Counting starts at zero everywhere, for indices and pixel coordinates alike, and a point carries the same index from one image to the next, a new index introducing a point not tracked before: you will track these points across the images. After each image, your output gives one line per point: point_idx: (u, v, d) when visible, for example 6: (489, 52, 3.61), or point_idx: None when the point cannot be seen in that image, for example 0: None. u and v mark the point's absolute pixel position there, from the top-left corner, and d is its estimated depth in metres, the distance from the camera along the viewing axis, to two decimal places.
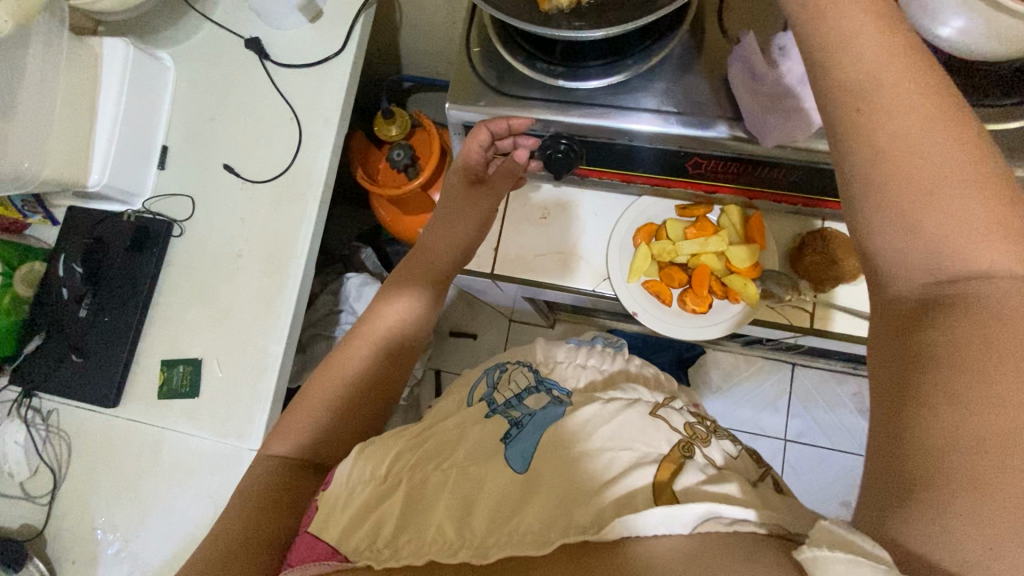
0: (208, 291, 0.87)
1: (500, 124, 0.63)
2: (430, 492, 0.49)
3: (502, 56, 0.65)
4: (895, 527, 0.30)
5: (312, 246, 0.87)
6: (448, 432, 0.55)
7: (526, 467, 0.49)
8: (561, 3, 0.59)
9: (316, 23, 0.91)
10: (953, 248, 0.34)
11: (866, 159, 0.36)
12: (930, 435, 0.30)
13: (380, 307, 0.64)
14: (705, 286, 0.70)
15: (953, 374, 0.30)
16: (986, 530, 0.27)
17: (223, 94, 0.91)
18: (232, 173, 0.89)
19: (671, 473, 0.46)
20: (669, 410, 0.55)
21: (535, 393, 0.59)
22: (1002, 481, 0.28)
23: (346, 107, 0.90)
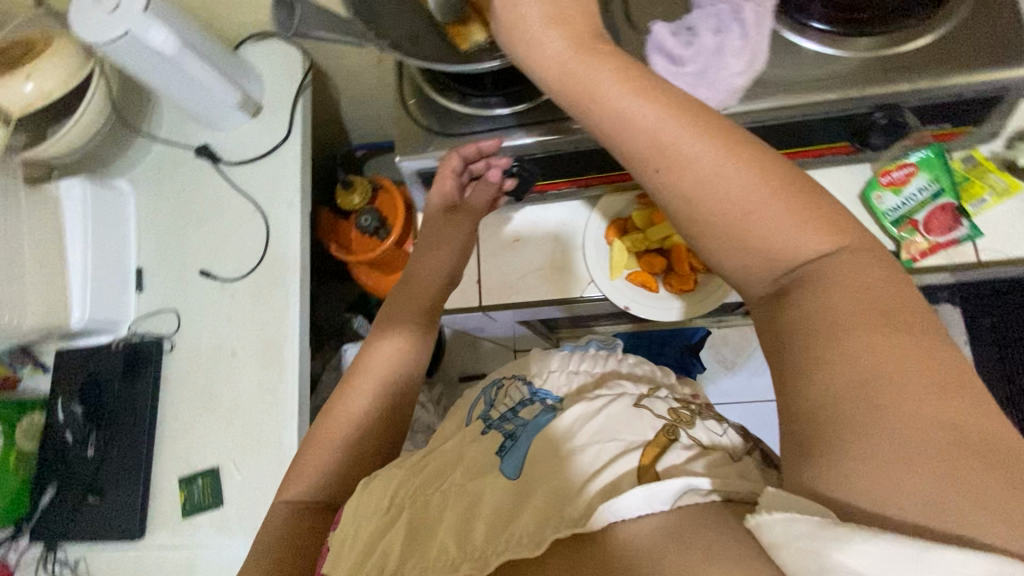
0: (211, 398, 0.86)
1: (470, 147, 0.63)
2: (424, 519, 0.48)
3: (438, 101, 0.68)
4: (807, 476, 0.30)
5: (302, 326, 0.87)
6: (446, 456, 0.54)
7: (517, 473, 0.48)
8: (479, 38, 0.61)
9: (258, 116, 0.94)
10: (783, 240, 0.34)
11: (687, 162, 0.37)
12: (807, 402, 0.31)
13: (365, 356, 0.63)
14: (685, 264, 0.71)
15: (813, 344, 0.31)
16: (879, 459, 0.27)
17: (183, 204, 0.93)
18: (209, 278, 0.90)
19: (653, 457, 0.44)
20: (653, 399, 0.53)
21: (529, 403, 0.58)
22: (877, 417, 0.28)
23: (305, 187, 0.92)
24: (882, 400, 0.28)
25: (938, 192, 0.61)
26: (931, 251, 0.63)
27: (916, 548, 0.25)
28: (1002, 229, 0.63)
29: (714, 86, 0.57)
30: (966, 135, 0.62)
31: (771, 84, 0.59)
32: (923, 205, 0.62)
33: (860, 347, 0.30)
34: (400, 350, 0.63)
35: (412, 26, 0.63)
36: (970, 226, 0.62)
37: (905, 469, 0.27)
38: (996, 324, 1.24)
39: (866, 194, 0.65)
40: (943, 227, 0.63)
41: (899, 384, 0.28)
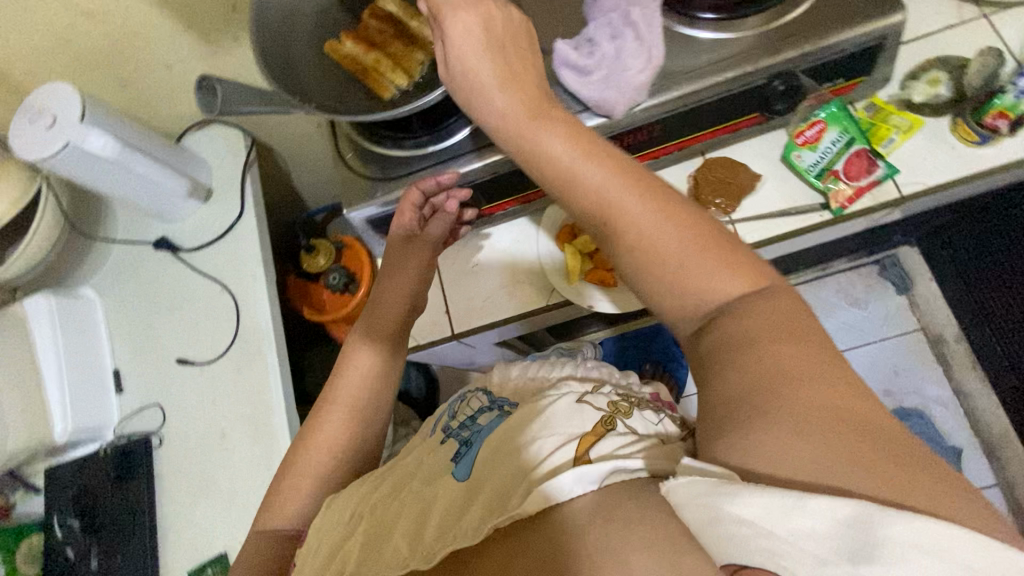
0: (208, 483, 0.85)
1: (427, 180, 0.65)
2: (381, 525, 0.48)
3: (374, 150, 0.70)
4: (715, 451, 0.32)
5: (287, 392, 0.87)
6: (406, 468, 0.56)
7: (466, 475, 0.50)
8: (400, 83, 0.65)
9: (210, 200, 0.97)
10: (703, 272, 0.37)
11: (600, 203, 0.40)
12: (720, 392, 0.33)
13: (335, 381, 0.62)
14: None
15: (733, 351, 0.34)
16: (777, 441, 0.30)
17: (151, 298, 0.95)
18: (187, 364, 0.90)
19: (588, 445, 0.45)
20: (596, 395, 0.54)
21: (487, 411, 0.60)
22: (781, 407, 0.30)
23: (267, 256, 0.94)
24: (788, 397, 0.31)
25: (850, 140, 0.66)
26: (857, 195, 0.66)
27: (797, 500, 0.28)
28: (915, 162, 0.66)
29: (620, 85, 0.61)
30: (861, 86, 0.67)
31: (671, 73, 0.63)
32: (840, 154, 0.66)
33: (768, 351, 0.32)
34: (375, 365, 0.63)
35: (336, 84, 0.67)
36: (886, 165, 0.66)
37: (798, 450, 0.29)
38: (953, 256, 1.27)
39: (787, 155, 0.69)
40: (861, 170, 0.66)
41: (798, 374, 0.31)
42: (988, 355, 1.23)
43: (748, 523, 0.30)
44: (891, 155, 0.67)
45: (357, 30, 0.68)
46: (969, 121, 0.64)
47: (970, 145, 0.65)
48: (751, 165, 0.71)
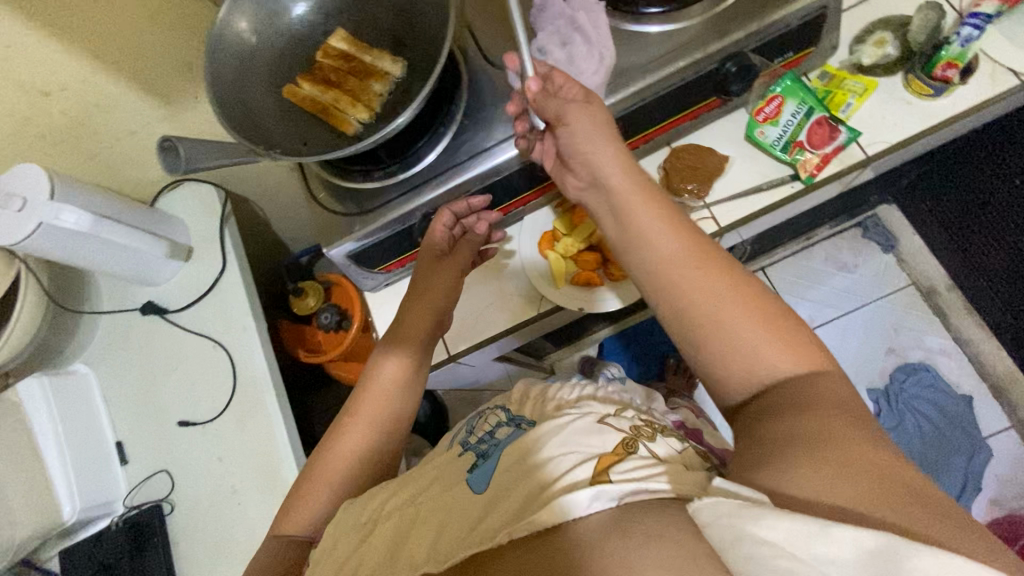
0: (226, 543, 0.84)
1: (461, 202, 0.68)
2: (395, 534, 0.48)
3: (345, 186, 0.71)
4: (760, 476, 0.36)
5: (292, 439, 0.86)
6: (422, 474, 0.55)
7: (483, 488, 0.49)
8: (363, 118, 0.66)
9: (192, 258, 0.97)
10: (773, 357, 0.42)
11: (677, 284, 0.47)
12: (776, 433, 0.38)
13: (360, 392, 0.66)
14: None
15: (793, 410, 0.39)
16: (818, 475, 0.34)
17: (144, 364, 0.94)
18: (189, 426, 0.89)
19: (608, 464, 0.44)
20: (617, 417, 0.53)
21: (505, 427, 0.59)
22: (828, 449, 0.35)
23: (256, 306, 0.94)
24: (835, 446, 0.35)
25: (809, 110, 0.67)
26: (824, 162, 0.67)
27: (820, 526, 0.30)
28: (875, 123, 0.67)
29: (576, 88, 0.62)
30: (812, 56, 0.68)
31: (624, 70, 0.64)
32: (801, 125, 0.68)
33: (824, 420, 0.37)
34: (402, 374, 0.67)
35: (298, 127, 0.67)
36: (847, 129, 0.67)
37: (833, 485, 0.33)
38: (933, 207, 1.30)
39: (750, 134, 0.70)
40: (825, 138, 0.67)
41: (850, 440, 0.35)
42: (983, 299, 1.26)
43: (769, 542, 0.31)
44: (851, 120, 0.68)
45: (313, 72, 0.69)
46: (921, 77, 0.65)
47: (925, 99, 0.66)
48: (716, 149, 0.72)
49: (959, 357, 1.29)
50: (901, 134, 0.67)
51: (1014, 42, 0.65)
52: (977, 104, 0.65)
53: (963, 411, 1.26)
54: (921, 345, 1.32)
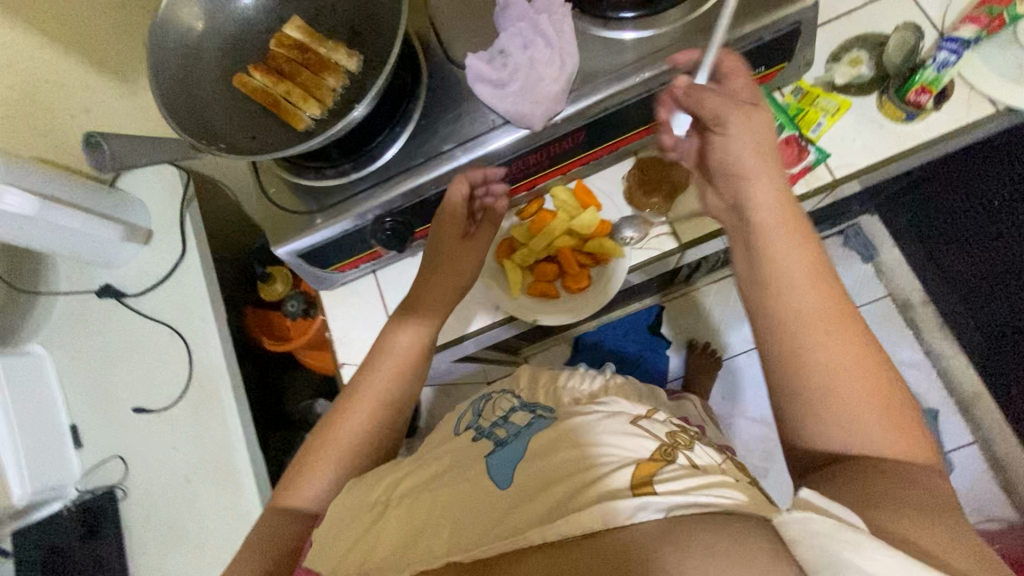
0: (178, 531, 0.83)
1: (477, 170, 0.62)
2: (414, 518, 0.47)
3: (296, 183, 0.67)
4: (874, 512, 0.37)
5: (247, 432, 0.86)
6: (434, 458, 0.55)
7: (508, 481, 0.47)
8: (314, 113, 0.63)
9: (152, 242, 0.95)
10: (869, 437, 0.41)
11: (800, 339, 0.44)
12: (869, 478, 0.39)
13: (370, 364, 0.63)
14: (574, 264, 0.68)
15: (887, 468, 0.40)
16: (924, 531, 0.35)
17: (101, 348, 0.92)
18: (144, 413, 0.88)
19: (649, 472, 0.43)
20: (651, 421, 0.52)
21: (517, 413, 0.58)
22: (928, 508, 0.37)
23: (216, 295, 0.92)
24: (936, 512, 0.37)
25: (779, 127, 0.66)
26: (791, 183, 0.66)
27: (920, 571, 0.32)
28: (844, 145, 0.66)
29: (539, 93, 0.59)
30: (784, 71, 0.65)
31: (590, 74, 0.61)
32: None
33: (923, 488, 0.39)
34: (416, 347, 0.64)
35: (247, 119, 0.64)
36: (816, 150, 0.65)
37: (938, 546, 0.35)
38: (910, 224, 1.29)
39: None
40: (794, 157, 0.65)
41: (948, 506, 0.38)
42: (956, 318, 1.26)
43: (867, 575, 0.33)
44: (820, 140, 0.66)
45: (266, 62, 0.65)
46: (895, 100, 0.63)
47: (898, 122, 0.64)
48: None
49: (929, 370, 1.29)
50: (869, 159, 0.65)
51: (991, 66, 0.63)
52: (951, 130, 0.63)
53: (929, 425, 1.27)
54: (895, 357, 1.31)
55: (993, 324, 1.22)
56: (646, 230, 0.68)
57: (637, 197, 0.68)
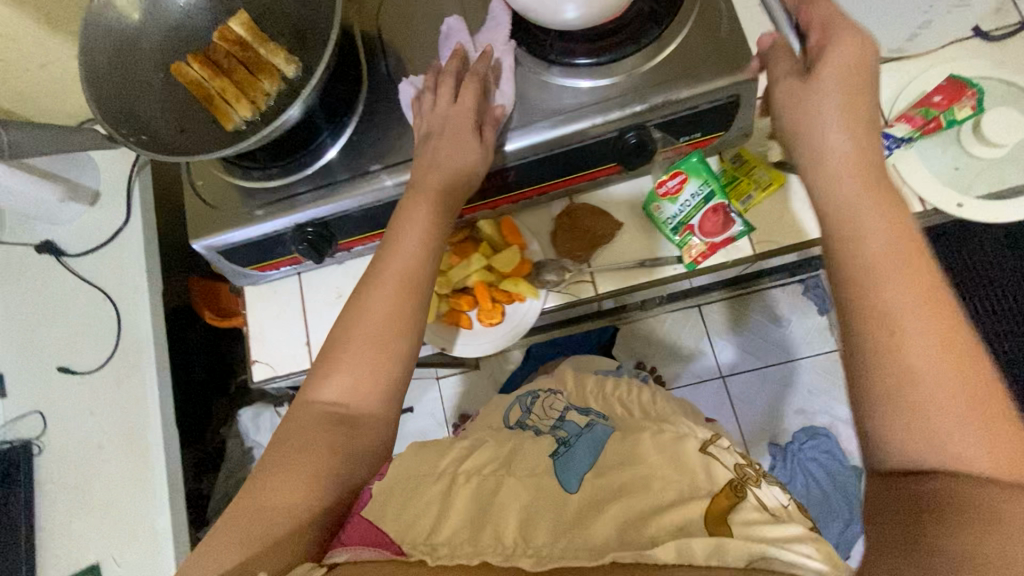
0: (86, 494, 0.85)
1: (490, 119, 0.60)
2: (484, 495, 0.51)
3: (224, 178, 0.67)
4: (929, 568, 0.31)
5: (166, 408, 0.88)
6: (504, 448, 0.59)
7: (577, 487, 0.52)
8: (245, 114, 0.63)
9: (98, 203, 0.94)
10: (945, 444, 0.35)
11: (872, 298, 0.39)
12: (945, 526, 0.32)
13: (378, 263, 0.59)
14: (487, 300, 0.68)
15: (972, 520, 0.32)
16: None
17: (35, 302, 0.92)
18: (70, 374, 0.89)
19: (723, 510, 0.47)
20: (719, 447, 0.57)
21: (575, 417, 0.64)
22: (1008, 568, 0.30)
23: (154, 268, 0.93)
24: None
25: (709, 194, 0.64)
26: (710, 252, 0.67)
27: None
28: (769, 220, 0.67)
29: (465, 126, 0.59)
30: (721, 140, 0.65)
31: (524, 117, 0.61)
32: (697, 208, 0.65)
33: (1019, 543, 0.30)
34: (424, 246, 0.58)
35: (176, 111, 0.63)
36: (741, 223, 0.65)
37: None
38: None
39: (648, 205, 0.68)
40: (719, 226, 0.66)
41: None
42: None
43: None
44: (749, 211, 0.67)
45: (205, 53, 0.64)
46: None
47: None
48: (615, 212, 0.69)
49: None
50: (791, 238, 0.66)
51: (924, 166, 0.66)
52: None
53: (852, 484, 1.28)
54: (829, 411, 1.33)
55: None
56: (563, 276, 0.68)
57: (563, 241, 0.69)
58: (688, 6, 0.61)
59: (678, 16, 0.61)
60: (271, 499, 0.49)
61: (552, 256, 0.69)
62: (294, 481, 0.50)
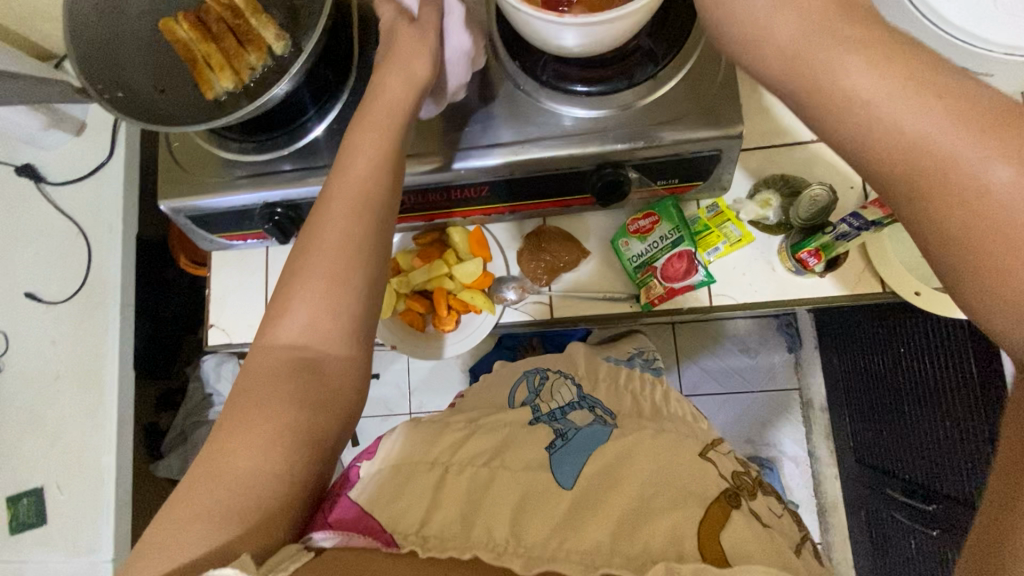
0: (36, 419, 0.88)
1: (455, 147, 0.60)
2: (476, 487, 0.53)
3: (201, 144, 0.66)
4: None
5: (124, 350, 0.90)
6: (495, 436, 0.60)
7: (572, 483, 0.53)
8: (226, 85, 0.61)
9: (83, 135, 0.94)
10: None
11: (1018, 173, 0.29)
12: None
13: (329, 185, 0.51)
14: (443, 306, 0.72)
15: None
16: None
17: (9, 223, 0.92)
18: (34, 301, 0.90)
19: (716, 524, 0.48)
20: (718, 454, 0.59)
21: (578, 409, 0.66)
22: None
23: (130, 210, 0.94)
24: None
25: (677, 240, 0.65)
26: (668, 296, 0.67)
27: None
28: (731, 275, 0.68)
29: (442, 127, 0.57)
30: (699, 189, 0.65)
31: (504, 133, 0.60)
32: (664, 251, 0.66)
33: None
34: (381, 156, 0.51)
35: (159, 72, 0.63)
36: (704, 272, 0.66)
37: None
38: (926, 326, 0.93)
39: (617, 239, 0.69)
40: (680, 274, 0.66)
41: None
42: (923, 448, 0.97)
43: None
44: (715, 262, 0.68)
45: (198, 15, 0.63)
46: (788, 252, 0.65)
47: (789, 271, 0.66)
48: (585, 240, 0.71)
49: (804, 468, 1.32)
50: (749, 297, 0.67)
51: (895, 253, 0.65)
52: (826, 299, 0.66)
53: None
54: (778, 446, 1.35)
55: (926, 478, 0.96)
56: (520, 296, 0.72)
57: (528, 263, 0.71)
58: (690, 46, 0.59)
59: (677, 56, 0.59)
60: (241, 465, 0.43)
61: (514, 275, 0.72)
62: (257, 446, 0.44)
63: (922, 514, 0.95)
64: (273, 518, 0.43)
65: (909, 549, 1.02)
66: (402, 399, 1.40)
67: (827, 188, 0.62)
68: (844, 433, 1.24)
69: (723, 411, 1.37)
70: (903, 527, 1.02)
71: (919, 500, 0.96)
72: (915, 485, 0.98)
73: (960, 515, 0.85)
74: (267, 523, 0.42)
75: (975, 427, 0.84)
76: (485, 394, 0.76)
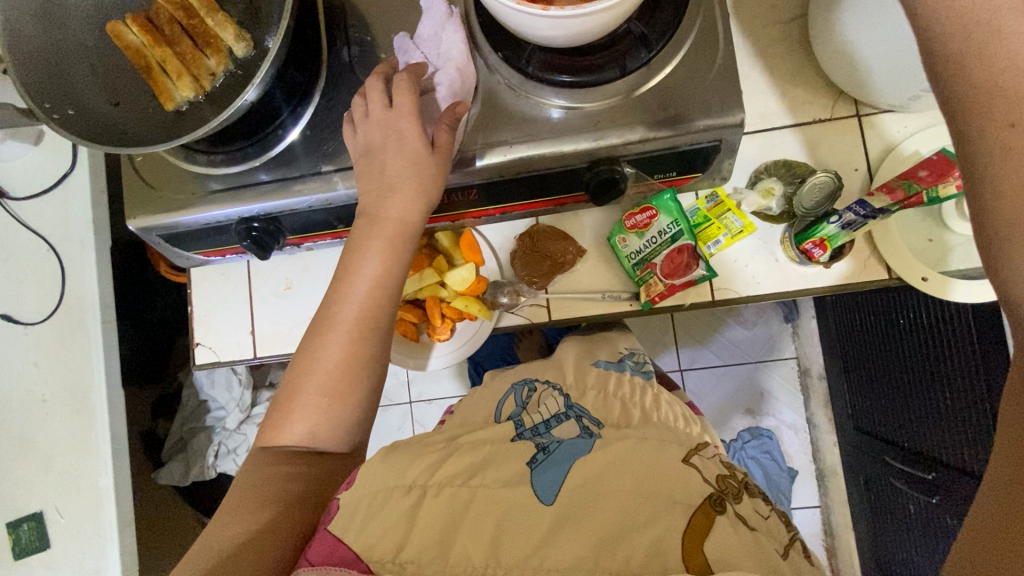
0: (27, 443, 0.85)
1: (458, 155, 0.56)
2: (455, 509, 0.52)
3: (166, 157, 0.62)
4: None
5: (108, 370, 0.87)
6: (480, 454, 0.59)
7: (553, 497, 0.52)
8: (186, 94, 0.57)
9: (42, 144, 0.88)
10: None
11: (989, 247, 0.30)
12: None
13: (334, 305, 0.56)
14: (437, 314, 0.72)
15: None
16: None
17: None
18: (10, 321, 0.87)
19: (700, 532, 0.48)
20: (700, 457, 0.59)
21: (564, 419, 0.65)
22: None
23: (101, 225, 0.89)
24: None
25: (676, 234, 0.62)
26: (668, 293, 0.65)
27: None
28: (731, 268, 0.67)
29: (420, 127, 0.53)
30: (698, 179, 0.62)
31: (490, 131, 0.56)
32: (663, 246, 0.63)
33: None
34: (387, 275, 0.56)
35: (113, 81, 0.58)
36: (705, 267, 0.63)
37: None
38: (921, 300, 0.92)
39: (613, 236, 0.67)
40: (680, 268, 0.64)
41: None
42: (923, 418, 0.95)
43: None
44: (715, 255, 0.66)
45: (148, 15, 0.57)
46: (792, 242, 0.64)
47: (791, 260, 0.65)
48: (579, 236, 0.69)
49: (802, 436, 1.35)
50: (750, 288, 0.66)
51: (901, 238, 0.64)
52: (826, 286, 0.65)
53: (785, 484, 1.33)
54: (777, 415, 1.36)
55: (927, 448, 0.95)
56: (519, 299, 0.70)
57: (519, 266, 0.69)
58: (684, 30, 0.55)
59: (671, 41, 0.55)
60: (232, 530, 0.48)
61: (509, 279, 0.70)
62: (254, 507, 0.50)
63: (921, 481, 0.96)
64: (240, 563, 0.46)
65: (908, 514, 1.04)
66: (401, 388, 1.38)
67: (832, 175, 0.60)
68: (841, 402, 1.24)
69: (724, 384, 1.37)
70: (903, 493, 1.04)
71: (917, 469, 0.96)
72: (915, 454, 0.98)
73: (961, 484, 0.85)
74: (237, 561, 0.46)
75: (973, 399, 0.83)
76: (470, 410, 0.75)
